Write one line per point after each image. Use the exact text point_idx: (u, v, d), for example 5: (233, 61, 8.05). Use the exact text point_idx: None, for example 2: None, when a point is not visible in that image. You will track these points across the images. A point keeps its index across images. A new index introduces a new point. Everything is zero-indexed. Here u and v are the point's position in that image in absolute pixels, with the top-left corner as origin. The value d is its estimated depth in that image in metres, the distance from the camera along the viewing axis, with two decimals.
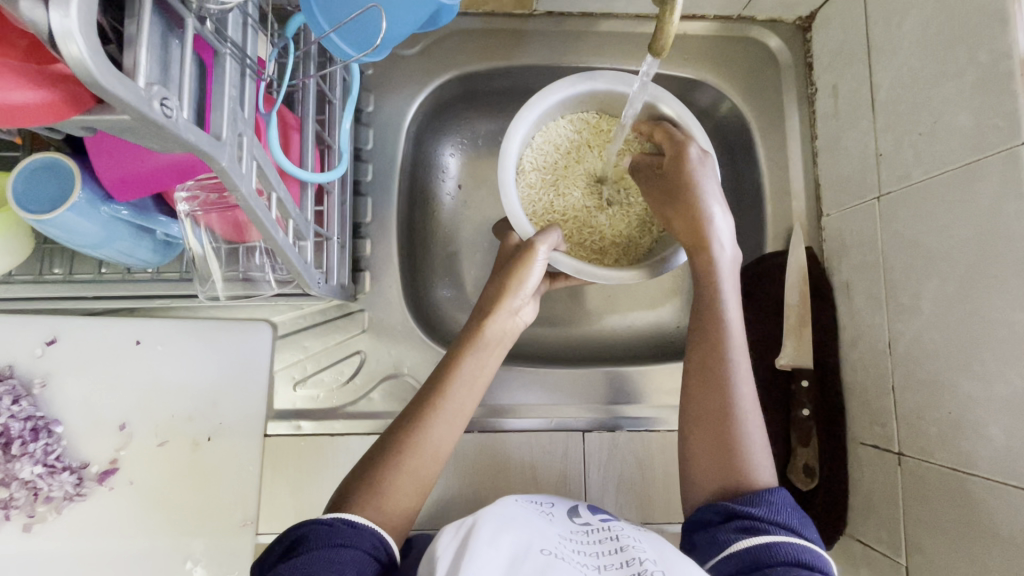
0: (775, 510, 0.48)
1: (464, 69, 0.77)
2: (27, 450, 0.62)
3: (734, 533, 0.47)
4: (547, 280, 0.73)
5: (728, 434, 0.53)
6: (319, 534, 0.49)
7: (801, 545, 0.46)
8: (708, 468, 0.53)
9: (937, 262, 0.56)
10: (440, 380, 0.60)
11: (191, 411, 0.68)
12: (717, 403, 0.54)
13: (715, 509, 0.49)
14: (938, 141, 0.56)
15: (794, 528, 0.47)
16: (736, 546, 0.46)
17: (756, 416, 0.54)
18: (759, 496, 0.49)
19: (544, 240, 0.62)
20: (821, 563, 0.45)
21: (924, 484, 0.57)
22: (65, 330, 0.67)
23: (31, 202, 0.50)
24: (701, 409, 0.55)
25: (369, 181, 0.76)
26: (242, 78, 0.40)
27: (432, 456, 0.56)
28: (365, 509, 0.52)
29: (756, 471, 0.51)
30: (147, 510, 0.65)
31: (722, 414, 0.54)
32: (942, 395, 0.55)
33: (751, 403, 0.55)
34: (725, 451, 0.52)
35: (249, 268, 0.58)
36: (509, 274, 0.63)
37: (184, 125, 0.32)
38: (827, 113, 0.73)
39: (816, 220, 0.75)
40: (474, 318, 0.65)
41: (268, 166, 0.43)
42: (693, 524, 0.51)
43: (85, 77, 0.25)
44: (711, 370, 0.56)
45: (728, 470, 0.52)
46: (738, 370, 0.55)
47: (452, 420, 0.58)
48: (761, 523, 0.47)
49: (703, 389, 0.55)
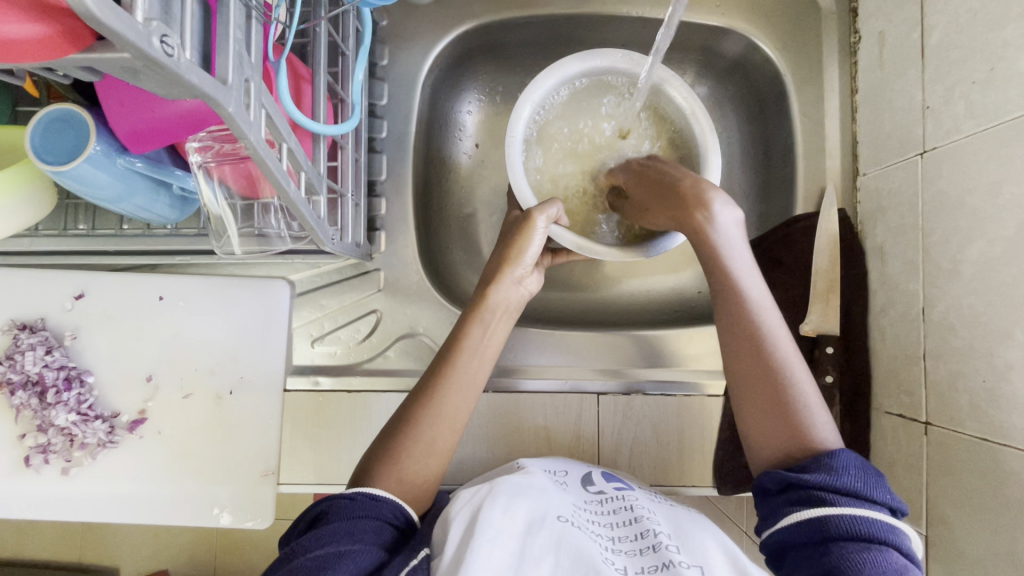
0: (838, 476, 0.45)
1: (482, 20, 0.74)
2: (61, 398, 0.65)
3: (788, 505, 0.45)
4: (549, 255, 0.71)
5: (779, 397, 0.50)
6: (338, 508, 0.51)
7: (866, 515, 0.43)
8: (772, 433, 0.50)
9: (984, 222, 0.52)
10: (450, 350, 0.59)
11: (212, 365, 0.69)
12: (764, 366, 0.51)
13: (770, 477, 0.48)
14: (994, 90, 0.52)
15: (860, 493, 0.44)
16: (797, 515, 0.45)
17: (801, 369, 0.52)
18: (818, 458, 0.46)
19: (543, 211, 0.61)
20: (889, 532, 0.43)
21: (950, 455, 0.55)
22: (92, 284, 0.69)
23: (49, 153, 0.50)
24: (747, 377, 0.52)
25: (383, 137, 0.74)
26: (247, 20, 0.38)
27: (447, 424, 0.56)
28: (387, 480, 0.53)
29: (817, 432, 0.49)
30: (173, 458, 0.68)
31: (770, 377, 0.51)
32: (979, 363, 0.52)
33: (795, 358, 0.52)
34: (783, 415, 0.50)
35: (264, 225, 0.58)
36: (510, 244, 0.62)
37: (186, 65, 0.31)
38: (871, 64, 0.68)
39: (850, 180, 0.71)
40: (478, 288, 0.64)
41: (279, 116, 0.42)
42: (755, 494, 0.50)
43: (83, 10, 0.24)
44: (741, 332, 0.53)
45: (790, 437, 0.49)
46: (770, 326, 0.53)
47: (466, 392, 0.58)
48: (828, 494, 0.44)
49: (742, 352, 0.52)
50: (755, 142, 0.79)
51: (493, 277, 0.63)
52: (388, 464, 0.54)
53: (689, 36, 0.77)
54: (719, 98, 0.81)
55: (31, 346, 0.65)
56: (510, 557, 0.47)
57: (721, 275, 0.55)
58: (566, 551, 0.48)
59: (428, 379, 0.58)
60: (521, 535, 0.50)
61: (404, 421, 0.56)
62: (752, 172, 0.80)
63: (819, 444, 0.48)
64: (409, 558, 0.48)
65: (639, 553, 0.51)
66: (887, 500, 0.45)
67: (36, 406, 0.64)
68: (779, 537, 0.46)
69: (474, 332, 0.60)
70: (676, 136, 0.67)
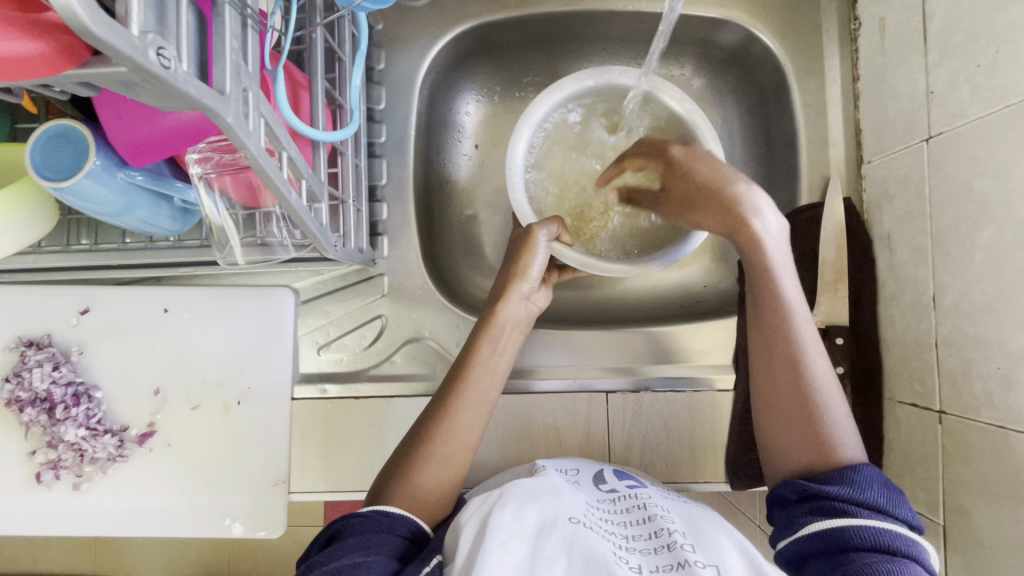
0: (859, 489, 0.46)
1: (478, 20, 0.74)
2: (70, 414, 0.65)
3: (805, 515, 0.46)
4: (556, 272, 0.70)
5: (805, 410, 0.51)
6: (352, 527, 0.51)
7: (884, 527, 0.44)
8: (795, 444, 0.51)
9: (993, 207, 0.52)
10: (460, 369, 0.59)
11: (219, 376, 0.69)
12: (792, 378, 0.52)
13: (791, 487, 0.48)
14: (1000, 73, 0.51)
15: (880, 508, 0.45)
16: (814, 525, 0.45)
17: (831, 383, 0.52)
18: (841, 472, 0.47)
19: (545, 227, 0.61)
20: (908, 545, 0.43)
21: (966, 443, 0.55)
22: (97, 299, 0.69)
23: (50, 170, 0.50)
24: (771, 391, 0.53)
25: (383, 142, 0.74)
26: (243, 30, 0.38)
27: (461, 441, 0.56)
28: (402, 499, 0.53)
29: (841, 447, 0.49)
30: (183, 471, 0.68)
31: (796, 389, 0.51)
32: (991, 350, 0.52)
33: (827, 373, 0.52)
34: (808, 428, 0.50)
35: (267, 234, 0.59)
36: (516, 262, 0.62)
37: (183, 77, 0.31)
38: (873, 51, 0.67)
39: (855, 169, 0.70)
40: (487, 306, 0.64)
41: (278, 125, 0.42)
42: (772, 503, 0.51)
43: (77, 25, 0.24)
44: (776, 342, 0.53)
45: (814, 448, 0.50)
46: (804, 337, 0.52)
47: (477, 409, 0.58)
48: (846, 505, 0.45)
49: (771, 364, 0.53)
50: (756, 134, 0.79)
51: (501, 293, 0.62)
52: (403, 484, 0.54)
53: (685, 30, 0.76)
54: (719, 91, 0.80)
55: (38, 362, 0.65)
56: (522, 562, 0.47)
57: (764, 283, 0.54)
58: (579, 554, 0.47)
59: (442, 396, 0.58)
60: (532, 539, 0.48)
61: (420, 437, 0.56)
62: (755, 164, 0.79)
63: (845, 458, 0.49)
64: (424, 564, 0.48)
65: (654, 552, 0.50)
66: (907, 516, 0.45)
67: (45, 422, 0.64)
68: (798, 550, 0.46)
69: (485, 349, 0.60)
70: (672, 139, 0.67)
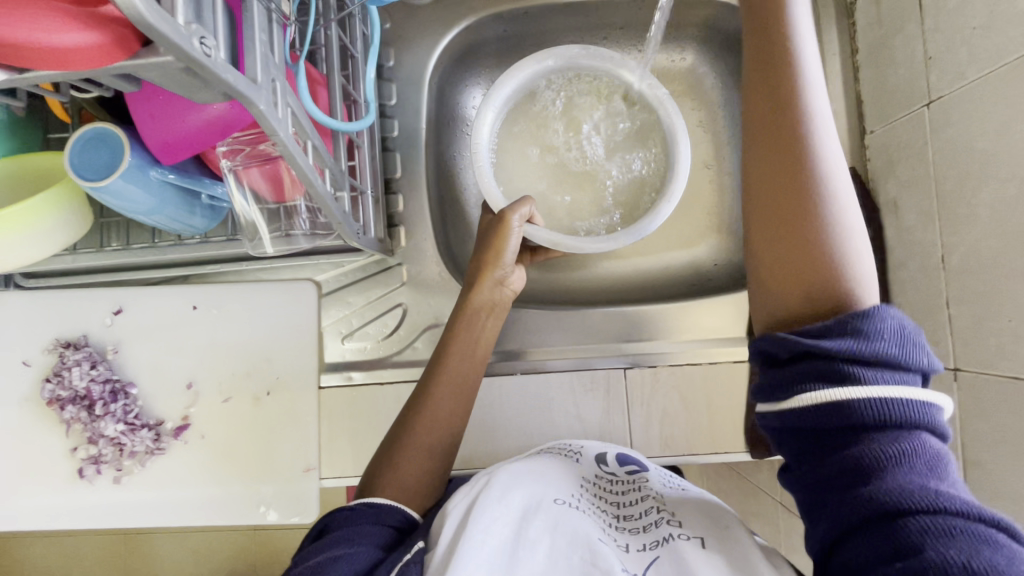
0: (867, 342, 0.38)
1: (482, 14, 0.76)
2: (109, 410, 0.67)
3: (805, 382, 0.39)
4: (529, 256, 0.73)
5: (807, 223, 0.42)
6: (339, 520, 0.52)
7: (893, 393, 0.38)
8: (792, 275, 0.43)
9: (994, 164, 0.53)
10: (439, 358, 0.61)
11: (247, 368, 0.72)
12: (794, 194, 0.43)
13: (781, 344, 0.41)
14: (995, 33, 0.53)
15: (889, 363, 0.38)
16: (813, 394, 0.39)
17: (844, 218, 0.43)
18: (845, 323, 0.40)
19: (516, 211, 0.61)
20: (920, 409, 0.38)
21: (982, 398, 0.55)
22: (129, 300, 0.71)
23: (88, 170, 0.53)
24: (772, 215, 0.43)
25: (395, 137, 0.76)
26: (269, 25, 0.41)
27: (442, 429, 0.59)
28: (387, 489, 0.55)
29: (848, 284, 0.42)
30: (216, 461, 0.70)
31: (800, 193, 0.42)
32: (1002, 304, 0.53)
33: (840, 203, 0.43)
34: (808, 246, 0.42)
35: (291, 226, 0.61)
36: (487, 245, 0.63)
37: (222, 65, 0.33)
38: (870, 23, 0.69)
39: (859, 139, 0.72)
40: (463, 292, 0.65)
41: (303, 114, 0.44)
42: (767, 374, 0.43)
43: (134, 15, 0.27)
44: (780, 145, 0.43)
45: (813, 277, 0.42)
46: (817, 137, 0.43)
47: (458, 395, 0.60)
48: (852, 367, 0.38)
49: (772, 181, 0.43)
50: None
51: (475, 280, 0.64)
52: (388, 474, 0.56)
53: (683, 14, 0.78)
54: (720, 72, 0.82)
55: (77, 361, 0.68)
56: (507, 540, 0.47)
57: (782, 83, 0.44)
58: (562, 533, 0.48)
59: (424, 384, 0.61)
60: (517, 521, 0.49)
61: (434, 418, 0.58)
62: None
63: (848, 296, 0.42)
64: (406, 552, 0.48)
65: (641, 530, 0.51)
66: (921, 365, 0.39)
67: (85, 418, 0.67)
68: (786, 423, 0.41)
69: (461, 334, 0.62)
70: (651, 125, 0.69)
